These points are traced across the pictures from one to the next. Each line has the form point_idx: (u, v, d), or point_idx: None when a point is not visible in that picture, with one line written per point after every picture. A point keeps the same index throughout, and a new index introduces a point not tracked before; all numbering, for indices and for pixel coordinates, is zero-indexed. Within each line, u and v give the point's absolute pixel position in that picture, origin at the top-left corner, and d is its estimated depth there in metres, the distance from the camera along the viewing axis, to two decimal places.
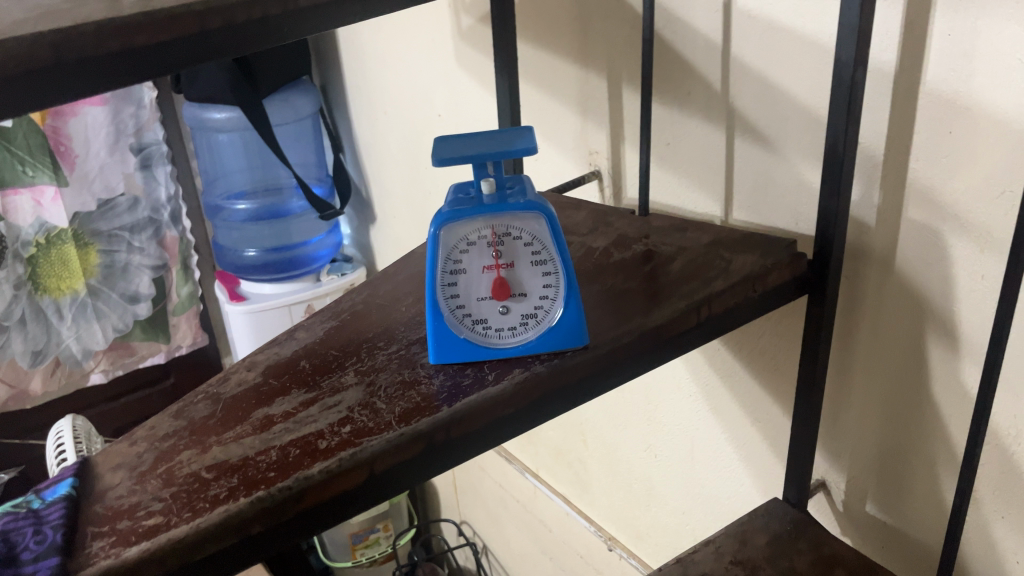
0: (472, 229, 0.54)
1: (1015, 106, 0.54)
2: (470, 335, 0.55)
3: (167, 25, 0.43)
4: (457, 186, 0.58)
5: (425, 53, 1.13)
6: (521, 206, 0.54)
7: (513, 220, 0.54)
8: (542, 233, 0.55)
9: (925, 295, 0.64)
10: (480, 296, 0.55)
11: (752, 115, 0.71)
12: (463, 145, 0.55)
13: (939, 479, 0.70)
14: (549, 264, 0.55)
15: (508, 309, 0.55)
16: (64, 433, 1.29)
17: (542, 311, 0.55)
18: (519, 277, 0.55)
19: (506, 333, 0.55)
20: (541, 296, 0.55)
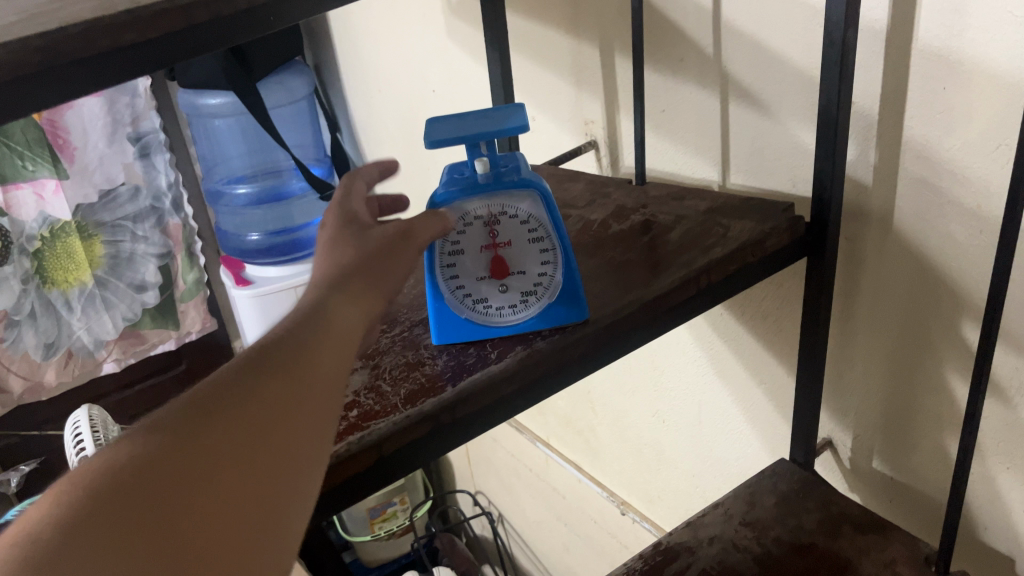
0: (467, 210, 0.54)
1: (1011, 60, 0.53)
2: (472, 315, 0.56)
3: (155, 21, 0.43)
4: (451, 167, 0.58)
5: (416, 28, 1.13)
6: (515, 184, 0.54)
7: (507, 199, 0.54)
8: (538, 211, 0.55)
9: (924, 252, 0.65)
10: (479, 276, 0.56)
11: (746, 79, 0.71)
12: (455, 126, 0.55)
13: (944, 433, 0.70)
14: (546, 241, 0.55)
15: (508, 287, 0.56)
16: (81, 423, 1.31)
17: (541, 287, 0.55)
18: (517, 254, 0.56)
19: (506, 311, 0.56)
20: (539, 273, 0.55)
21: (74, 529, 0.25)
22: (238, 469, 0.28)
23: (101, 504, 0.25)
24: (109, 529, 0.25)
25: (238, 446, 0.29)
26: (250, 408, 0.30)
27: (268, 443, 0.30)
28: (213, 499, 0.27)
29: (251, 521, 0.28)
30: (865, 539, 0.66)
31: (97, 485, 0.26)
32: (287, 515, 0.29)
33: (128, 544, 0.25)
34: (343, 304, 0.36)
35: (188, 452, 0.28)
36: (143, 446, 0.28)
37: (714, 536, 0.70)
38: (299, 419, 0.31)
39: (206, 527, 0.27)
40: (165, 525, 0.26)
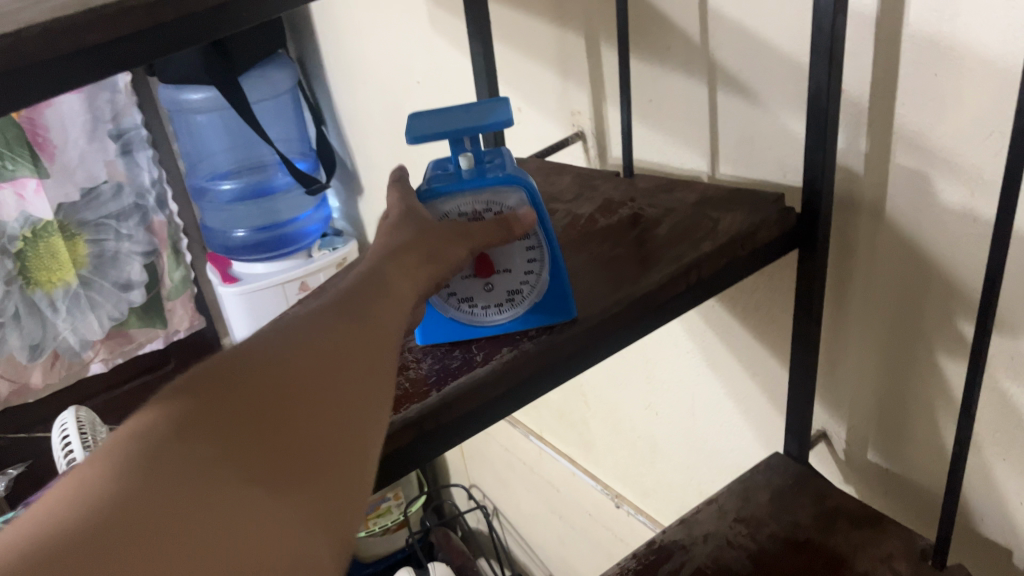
0: (452, 207, 0.53)
1: (1004, 45, 0.52)
2: (458, 315, 0.55)
3: (119, 20, 0.41)
4: (435, 163, 0.57)
5: (399, 19, 1.11)
6: (501, 180, 0.52)
7: (493, 195, 0.53)
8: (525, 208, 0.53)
9: (917, 242, 0.63)
10: (463, 274, 0.55)
11: (734, 67, 0.69)
12: (439, 120, 0.54)
13: (939, 424, 0.69)
14: (532, 239, 0.54)
15: (493, 285, 0.55)
16: (68, 425, 1.29)
17: (527, 287, 0.54)
18: (502, 251, 0.54)
19: (492, 310, 0.55)
20: (525, 272, 0.54)
21: (181, 428, 0.29)
22: (311, 384, 0.32)
23: (202, 411, 0.30)
24: (210, 428, 0.29)
25: (312, 367, 0.33)
26: (319, 341, 0.34)
27: (338, 367, 0.33)
28: (293, 406, 0.31)
29: (329, 423, 0.31)
30: (860, 533, 0.65)
31: (197, 401, 0.30)
32: (362, 421, 0.32)
33: (226, 438, 0.29)
34: (396, 279, 0.41)
35: (268, 373, 0.32)
36: (229, 372, 0.32)
37: (708, 534, 0.69)
38: (363, 351, 0.35)
39: (290, 427, 0.30)
40: (256, 426, 0.30)
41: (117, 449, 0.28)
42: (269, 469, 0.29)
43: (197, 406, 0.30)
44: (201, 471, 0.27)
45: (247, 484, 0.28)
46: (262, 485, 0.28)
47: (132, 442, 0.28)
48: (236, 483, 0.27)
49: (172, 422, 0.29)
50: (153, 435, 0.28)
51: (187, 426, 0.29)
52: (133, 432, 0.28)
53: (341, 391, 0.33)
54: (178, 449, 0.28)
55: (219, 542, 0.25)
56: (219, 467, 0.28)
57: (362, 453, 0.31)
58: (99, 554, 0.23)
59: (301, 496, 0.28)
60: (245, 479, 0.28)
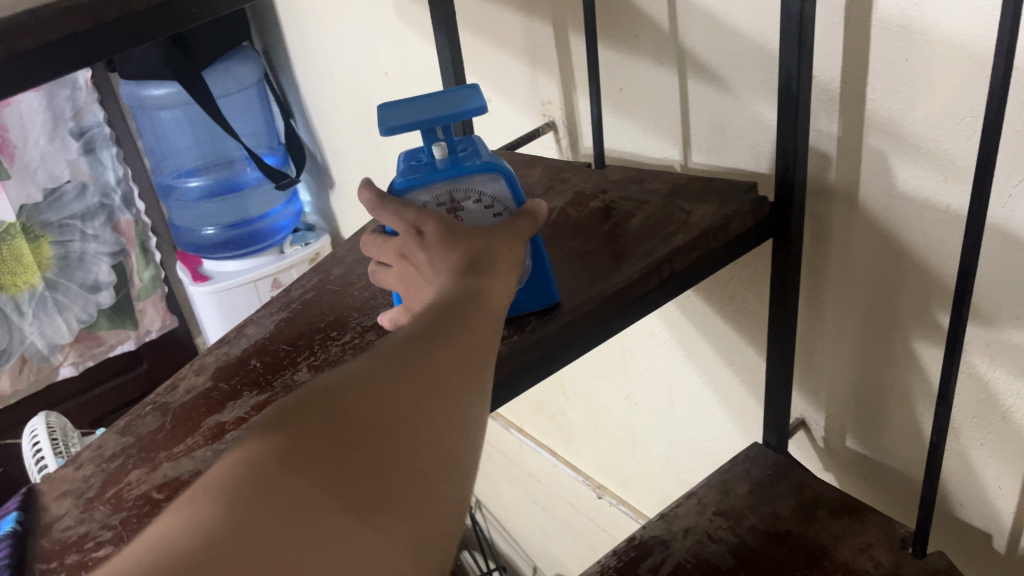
0: (428, 197, 0.51)
1: (973, 28, 0.51)
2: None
3: (57, 22, 0.39)
4: (406, 154, 0.54)
5: (364, 10, 1.08)
6: (475, 168, 0.51)
7: (470, 182, 0.51)
8: (501, 193, 0.52)
9: (892, 230, 0.63)
10: None
11: (703, 54, 0.68)
12: (409, 109, 0.52)
13: (916, 411, 0.69)
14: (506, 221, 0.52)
15: None
16: (38, 431, 1.26)
17: None
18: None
19: None
20: None
21: (288, 453, 0.28)
22: (415, 410, 0.31)
23: (309, 434, 0.29)
24: (315, 454, 0.28)
25: (415, 390, 0.32)
26: (420, 361, 0.33)
27: (438, 390, 0.32)
28: (397, 432, 0.30)
29: (426, 456, 0.31)
30: (840, 523, 0.65)
31: (303, 420, 0.29)
32: (457, 453, 0.32)
33: (331, 467, 0.28)
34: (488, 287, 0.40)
35: (375, 391, 0.31)
36: (337, 386, 0.31)
37: (688, 528, 0.68)
38: (461, 373, 0.34)
39: (392, 457, 0.30)
40: (361, 455, 0.29)
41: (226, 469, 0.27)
42: (371, 504, 0.28)
43: (303, 425, 0.29)
44: (305, 506, 0.27)
45: (349, 522, 0.27)
46: (361, 524, 0.28)
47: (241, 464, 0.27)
48: (338, 522, 0.27)
49: (278, 443, 0.28)
50: (261, 457, 0.28)
51: (294, 450, 0.28)
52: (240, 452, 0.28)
53: (442, 418, 0.32)
54: (285, 478, 0.27)
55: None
56: (322, 503, 0.27)
57: (453, 486, 0.31)
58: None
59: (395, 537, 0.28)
60: (345, 518, 0.27)
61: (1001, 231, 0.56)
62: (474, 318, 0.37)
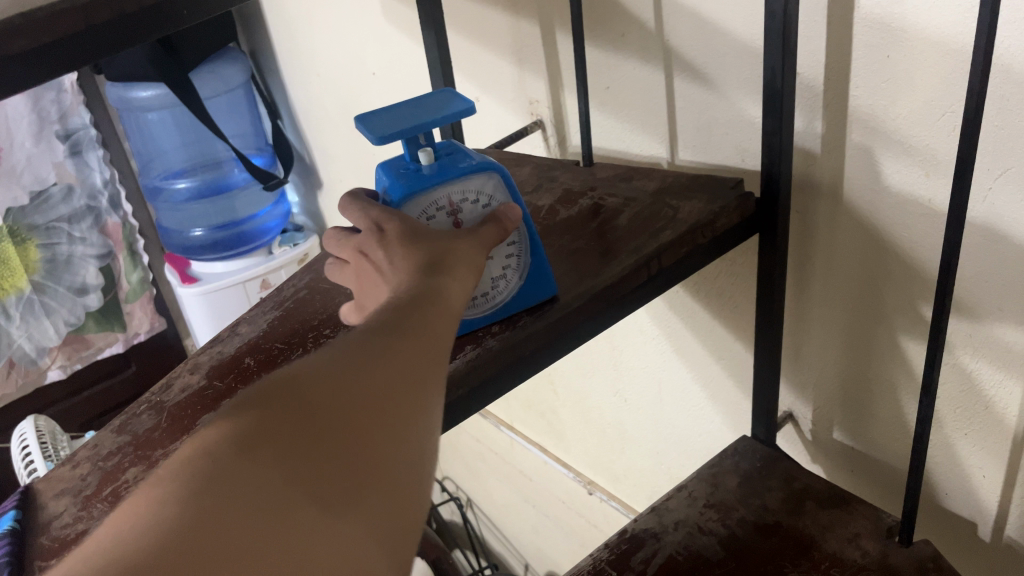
0: (429, 202, 0.51)
1: (953, 25, 0.52)
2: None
3: (50, 24, 0.40)
4: (384, 166, 0.54)
5: (351, 10, 1.09)
6: (469, 167, 0.52)
7: (469, 183, 0.52)
8: (500, 191, 0.53)
9: (876, 224, 0.64)
10: None
11: (689, 52, 0.69)
12: (392, 117, 0.52)
13: (901, 402, 0.70)
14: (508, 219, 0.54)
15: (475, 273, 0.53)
16: (27, 435, 1.26)
17: (510, 269, 0.54)
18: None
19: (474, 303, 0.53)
20: (506, 255, 0.54)
21: (241, 448, 0.28)
22: (374, 398, 0.31)
23: (264, 425, 0.29)
24: (270, 445, 0.29)
25: (375, 377, 0.32)
26: (382, 348, 0.33)
27: (400, 377, 0.32)
28: (355, 417, 0.30)
29: (386, 438, 0.30)
30: (828, 514, 0.66)
31: (258, 413, 0.30)
32: (423, 437, 0.32)
33: (287, 457, 0.29)
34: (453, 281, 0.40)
35: (335, 383, 0.31)
36: (294, 381, 0.31)
37: (679, 520, 0.69)
38: (424, 360, 0.34)
39: (350, 443, 0.30)
40: (317, 443, 0.29)
41: (180, 464, 0.28)
42: (329, 490, 0.28)
43: (259, 418, 0.30)
44: (259, 496, 0.27)
45: (304, 511, 0.27)
46: (316, 510, 0.28)
47: (195, 459, 0.28)
48: (293, 511, 0.27)
49: (233, 436, 0.29)
50: (215, 455, 0.28)
51: (248, 442, 0.29)
52: (195, 447, 0.28)
53: (404, 403, 0.32)
54: (237, 470, 0.28)
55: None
56: (277, 493, 0.27)
57: (420, 471, 0.31)
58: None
59: (356, 523, 0.28)
60: (299, 506, 0.27)
61: (983, 225, 0.57)
62: (437, 306, 0.37)
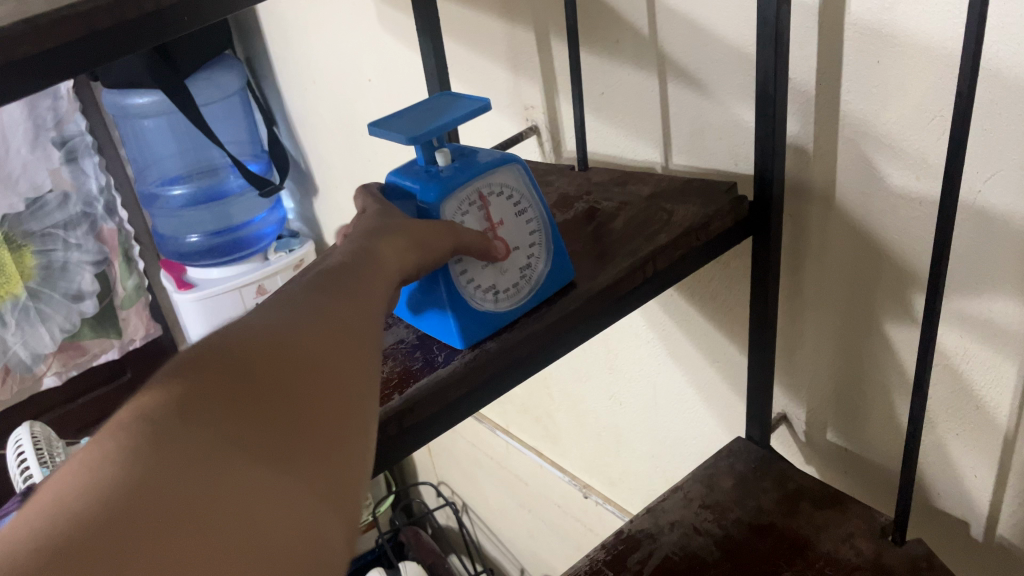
0: (465, 198, 0.51)
1: (942, 30, 0.53)
2: (489, 304, 0.52)
3: (53, 31, 0.40)
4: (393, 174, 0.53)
5: (347, 18, 1.09)
6: (490, 162, 0.53)
7: (495, 176, 0.53)
8: (520, 183, 0.55)
9: (867, 227, 0.65)
10: (482, 265, 0.52)
11: (682, 59, 0.70)
12: (408, 122, 0.52)
13: (894, 402, 0.71)
14: (529, 211, 0.55)
15: (506, 268, 0.53)
16: (23, 441, 1.26)
17: (534, 261, 0.54)
18: (507, 233, 0.54)
19: (505, 298, 0.53)
20: (529, 247, 0.54)
21: (182, 407, 0.28)
22: (313, 367, 0.32)
23: (204, 391, 0.29)
24: (211, 409, 0.28)
25: (311, 350, 0.32)
26: (316, 323, 0.34)
27: (336, 351, 0.33)
28: (295, 386, 0.31)
29: (325, 401, 0.31)
30: (822, 514, 0.67)
31: (196, 379, 0.29)
32: (362, 407, 0.32)
33: (231, 421, 0.28)
34: (380, 254, 0.42)
35: (271, 351, 0.31)
36: (229, 349, 0.31)
37: (675, 522, 0.69)
38: (360, 336, 0.35)
39: (292, 410, 0.30)
40: (260, 409, 0.29)
41: (115, 428, 0.27)
42: (278, 453, 0.28)
43: (196, 384, 0.29)
44: (210, 453, 0.27)
45: (256, 468, 0.27)
46: (268, 469, 0.27)
47: (133, 422, 0.27)
48: (245, 468, 0.27)
49: (171, 402, 0.28)
50: (156, 413, 0.27)
51: (189, 407, 0.28)
52: (131, 413, 0.27)
53: (342, 373, 0.32)
54: (183, 431, 0.27)
55: (232, 530, 0.25)
56: (225, 448, 0.27)
57: (363, 437, 0.31)
58: (114, 547, 0.22)
59: (309, 481, 0.28)
60: (252, 464, 0.27)
61: (972, 227, 0.58)
62: (363, 288, 0.38)
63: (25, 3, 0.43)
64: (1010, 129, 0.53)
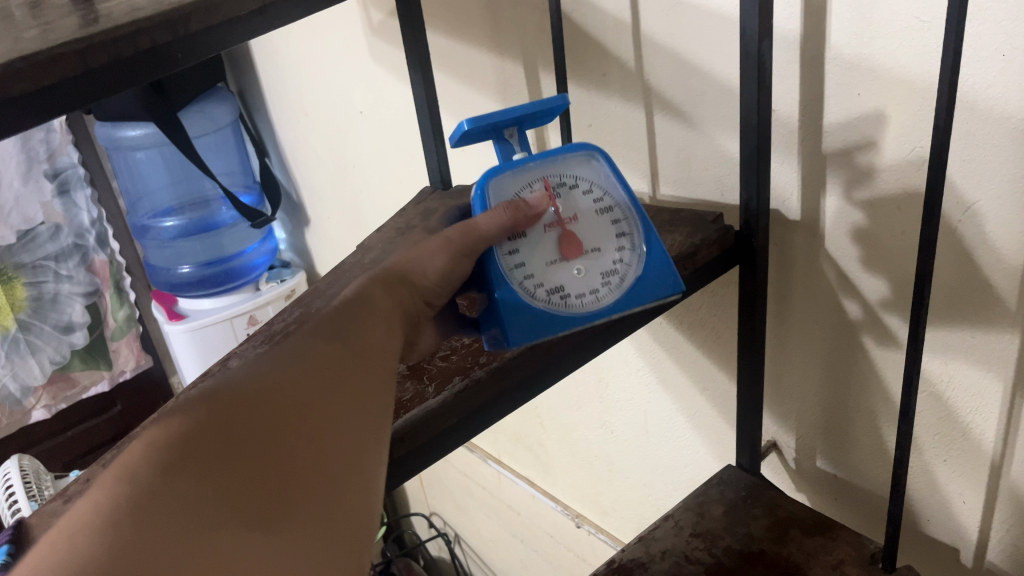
0: (527, 182, 0.55)
1: (921, 65, 0.55)
2: (554, 305, 0.53)
3: (49, 68, 0.41)
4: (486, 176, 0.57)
5: (338, 53, 1.11)
6: (562, 154, 0.56)
7: (569, 168, 0.56)
8: (601, 179, 0.57)
9: (850, 255, 0.66)
10: (550, 261, 0.54)
11: (668, 91, 0.71)
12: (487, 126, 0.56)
13: (881, 429, 0.72)
14: (615, 211, 0.56)
15: (583, 268, 0.54)
16: (11, 475, 1.24)
17: (621, 264, 0.55)
18: (585, 229, 0.55)
19: (584, 297, 0.54)
20: (616, 249, 0.56)
21: (167, 471, 0.28)
22: (305, 418, 0.32)
23: (191, 451, 0.29)
24: (198, 472, 0.28)
25: (305, 398, 0.33)
26: (309, 370, 0.34)
27: (334, 398, 0.33)
28: (288, 438, 0.31)
29: (319, 451, 0.31)
30: (812, 541, 0.67)
31: (184, 437, 0.29)
32: (362, 453, 0.32)
33: (219, 479, 0.28)
34: (375, 290, 0.42)
35: (260, 404, 0.31)
36: (217, 403, 0.31)
37: (666, 550, 0.69)
38: (354, 382, 0.35)
39: (287, 462, 0.30)
40: (252, 466, 0.29)
41: (100, 494, 0.27)
42: (269, 513, 0.28)
43: (187, 442, 0.29)
44: (196, 518, 0.27)
45: (245, 530, 0.27)
46: (259, 530, 0.27)
47: (119, 486, 0.27)
48: (233, 534, 0.27)
49: (156, 462, 0.28)
50: (140, 480, 0.27)
51: (175, 466, 0.28)
52: (116, 480, 0.27)
53: (339, 425, 0.32)
54: (169, 494, 0.27)
55: None
56: (212, 513, 0.27)
57: (362, 483, 0.31)
58: None
59: (301, 541, 0.28)
60: (239, 528, 0.27)
61: (954, 254, 0.59)
62: (360, 326, 0.38)
63: (21, 41, 0.44)
64: (988, 158, 0.54)
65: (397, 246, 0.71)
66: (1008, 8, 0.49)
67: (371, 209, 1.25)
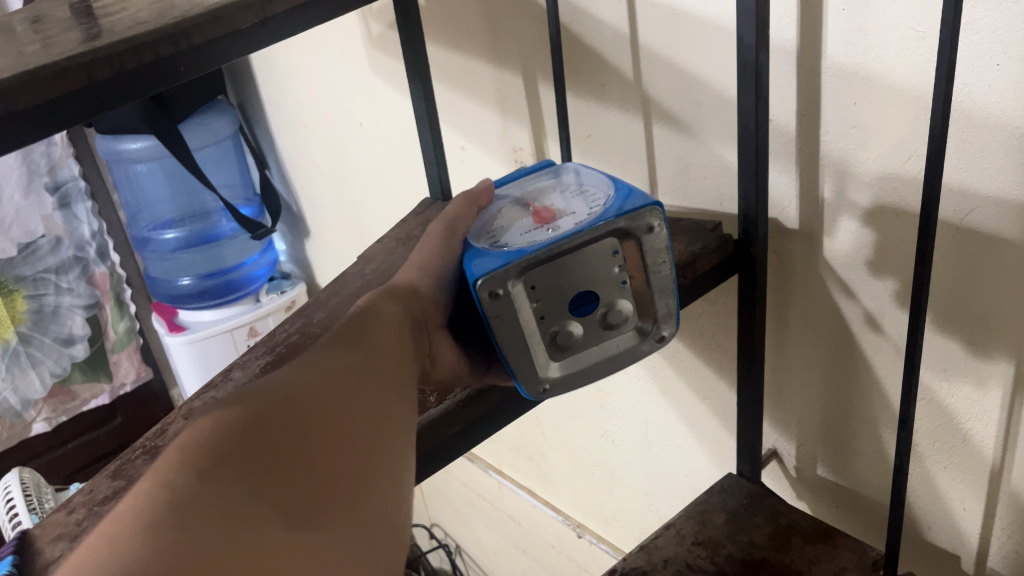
0: (506, 202, 0.58)
1: (915, 75, 0.55)
2: (519, 245, 0.50)
3: (55, 81, 0.42)
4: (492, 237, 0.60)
5: (339, 65, 1.12)
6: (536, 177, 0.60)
7: (545, 185, 0.58)
8: (577, 179, 0.58)
9: (848, 262, 0.66)
10: (523, 231, 0.52)
11: (666, 101, 0.72)
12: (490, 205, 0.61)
13: (882, 437, 0.72)
14: (589, 189, 0.55)
15: (556, 224, 0.52)
16: (12, 488, 1.24)
17: (594, 209, 0.52)
18: (561, 206, 0.54)
19: (555, 233, 0.50)
20: (591, 206, 0.53)
21: (203, 471, 0.29)
22: (327, 423, 0.33)
23: (222, 453, 0.30)
24: (231, 472, 0.29)
25: (328, 408, 0.34)
26: (325, 378, 0.36)
27: (352, 403, 0.35)
28: (315, 445, 0.32)
29: (346, 452, 0.33)
30: (815, 548, 0.67)
31: (214, 442, 0.30)
32: (385, 456, 0.34)
33: (253, 480, 0.30)
34: (385, 307, 0.45)
35: (284, 412, 0.33)
36: (243, 411, 0.32)
37: (668, 559, 0.69)
38: (371, 389, 0.37)
39: (316, 465, 0.31)
40: (283, 469, 0.30)
41: (138, 498, 0.28)
42: (304, 509, 0.30)
43: (219, 447, 0.30)
44: (237, 513, 0.28)
45: (285, 524, 0.28)
46: (298, 527, 0.29)
47: (156, 489, 0.28)
48: (275, 529, 0.28)
49: (191, 466, 0.29)
50: (176, 482, 0.28)
51: (209, 470, 0.29)
52: (155, 482, 0.28)
53: (361, 430, 0.34)
54: (206, 494, 0.28)
55: None
56: (252, 510, 0.28)
57: (388, 482, 0.33)
58: None
59: (338, 533, 0.30)
60: (280, 523, 0.28)
61: (953, 258, 0.59)
62: (369, 343, 0.40)
63: (24, 56, 0.44)
64: (985, 165, 0.54)
65: (398, 256, 0.71)
66: (1003, 17, 0.49)
67: (372, 220, 1.26)
